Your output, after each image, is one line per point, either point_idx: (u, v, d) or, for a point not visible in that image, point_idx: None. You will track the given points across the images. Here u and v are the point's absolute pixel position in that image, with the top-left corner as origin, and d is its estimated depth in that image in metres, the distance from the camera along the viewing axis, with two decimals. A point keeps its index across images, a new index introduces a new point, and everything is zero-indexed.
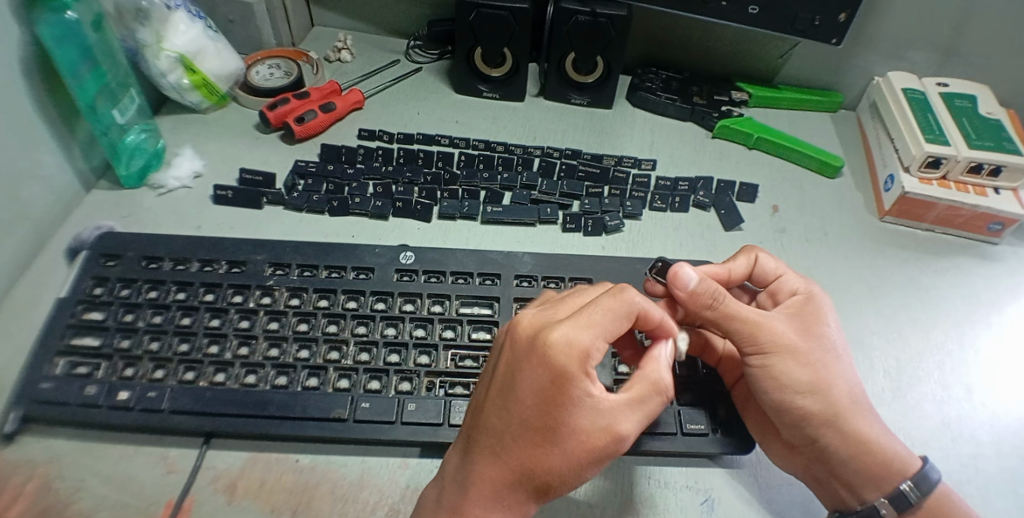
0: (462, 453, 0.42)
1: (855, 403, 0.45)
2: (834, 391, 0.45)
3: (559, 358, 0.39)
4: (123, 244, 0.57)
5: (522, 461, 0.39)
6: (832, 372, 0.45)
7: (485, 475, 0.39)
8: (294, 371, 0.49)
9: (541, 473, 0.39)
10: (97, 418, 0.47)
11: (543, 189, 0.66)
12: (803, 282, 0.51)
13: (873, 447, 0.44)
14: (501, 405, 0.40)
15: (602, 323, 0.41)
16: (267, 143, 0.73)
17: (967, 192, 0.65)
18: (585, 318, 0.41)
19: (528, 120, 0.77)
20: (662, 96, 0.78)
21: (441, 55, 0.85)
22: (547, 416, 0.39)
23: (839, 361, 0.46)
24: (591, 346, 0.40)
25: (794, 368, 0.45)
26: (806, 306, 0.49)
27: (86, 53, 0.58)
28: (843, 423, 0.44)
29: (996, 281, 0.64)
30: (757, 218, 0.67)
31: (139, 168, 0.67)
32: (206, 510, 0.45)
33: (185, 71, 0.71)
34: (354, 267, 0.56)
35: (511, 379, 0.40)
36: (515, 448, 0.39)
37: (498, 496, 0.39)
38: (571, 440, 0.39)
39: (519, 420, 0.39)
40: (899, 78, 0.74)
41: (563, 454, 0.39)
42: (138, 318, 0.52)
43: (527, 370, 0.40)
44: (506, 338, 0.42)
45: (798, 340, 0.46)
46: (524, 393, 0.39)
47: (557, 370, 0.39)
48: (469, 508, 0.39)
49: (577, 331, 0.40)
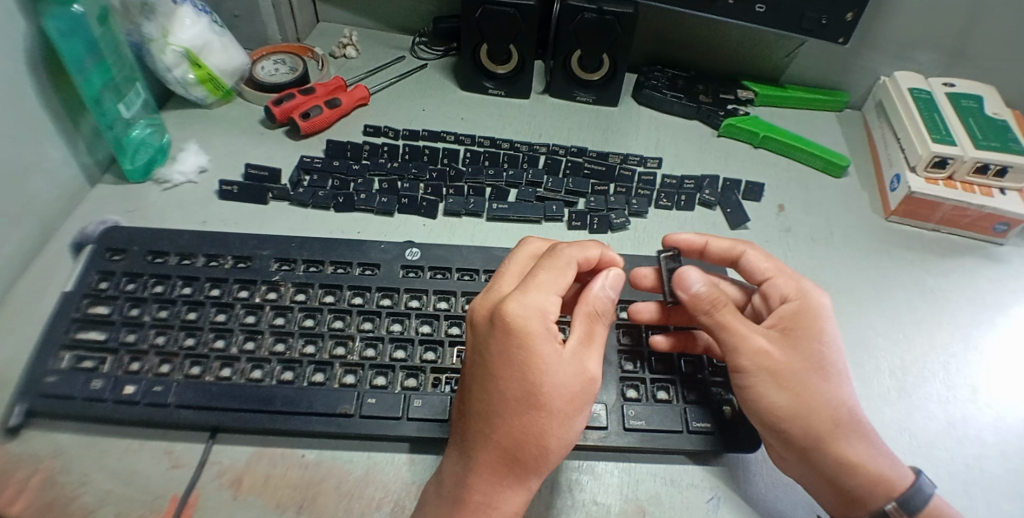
0: (457, 442, 0.41)
1: (840, 426, 0.43)
2: (816, 415, 0.43)
3: (522, 324, 0.39)
4: (128, 239, 0.57)
5: (514, 437, 0.39)
6: (816, 396, 0.44)
7: (481, 458, 0.39)
8: (300, 366, 0.49)
9: (533, 441, 0.39)
10: (103, 412, 0.48)
11: (549, 186, 0.66)
12: (795, 287, 0.50)
13: (855, 470, 0.43)
14: (481, 384, 0.40)
15: (549, 283, 0.42)
16: (273, 139, 0.72)
17: (973, 192, 0.65)
18: (534, 284, 0.42)
19: (533, 118, 0.77)
20: (667, 94, 0.78)
21: (447, 52, 0.85)
22: (527, 383, 0.39)
23: (823, 383, 0.45)
24: (547, 308, 0.41)
25: (771, 390, 0.44)
26: (797, 315, 0.48)
27: (92, 48, 0.57)
28: (823, 449, 0.43)
29: (1000, 282, 0.64)
30: (763, 218, 0.67)
31: (144, 162, 0.67)
32: (212, 505, 0.45)
33: (191, 66, 0.71)
34: (360, 262, 0.56)
35: (482, 355, 0.40)
36: (502, 423, 0.39)
37: (498, 477, 0.39)
38: (555, 401, 0.39)
39: (502, 396, 0.39)
40: (906, 78, 0.74)
41: (551, 418, 0.39)
42: (143, 312, 0.52)
43: (494, 343, 0.40)
44: (467, 321, 0.43)
45: (781, 361, 0.45)
46: (499, 366, 0.39)
47: (520, 335, 0.39)
48: (471, 495, 0.39)
49: (527, 296, 0.41)
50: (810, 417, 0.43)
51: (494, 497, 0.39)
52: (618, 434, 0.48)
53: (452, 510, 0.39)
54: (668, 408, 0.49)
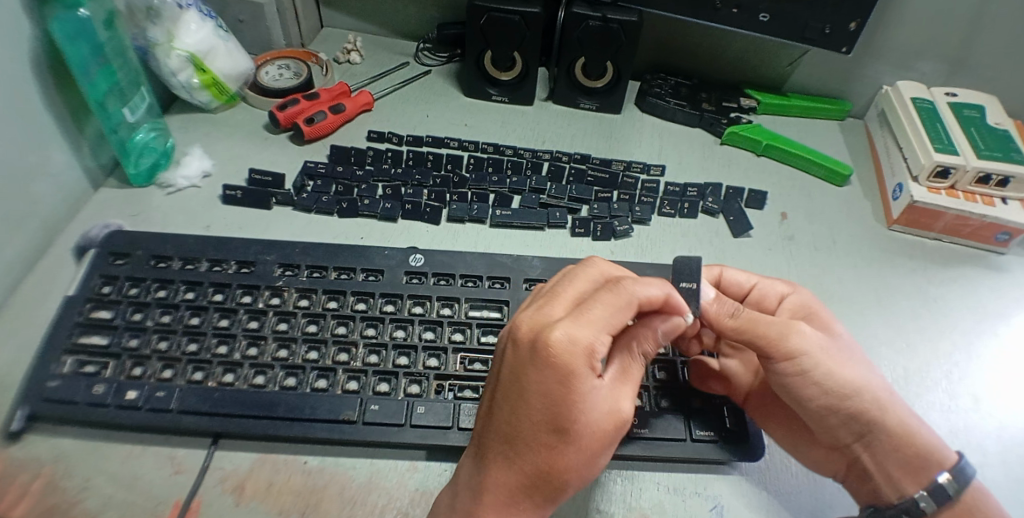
0: (477, 455, 0.41)
1: (889, 393, 0.44)
2: (869, 384, 0.43)
3: (564, 357, 0.38)
4: (131, 243, 0.57)
5: (539, 466, 0.39)
6: (862, 366, 0.45)
7: (500, 480, 0.39)
8: (303, 372, 0.49)
9: (557, 473, 0.39)
10: (105, 417, 0.47)
11: (552, 193, 0.66)
12: (784, 286, 0.52)
13: (913, 440, 0.42)
14: (512, 410, 0.39)
15: (601, 320, 0.40)
16: (276, 144, 0.73)
17: (975, 202, 0.66)
18: (585, 316, 0.40)
19: (537, 124, 0.77)
20: (670, 102, 0.78)
21: (450, 58, 0.85)
22: (560, 417, 0.38)
23: (860, 356, 0.46)
24: (592, 343, 0.39)
25: (830, 369, 0.43)
26: (805, 306, 0.50)
27: (97, 52, 0.58)
28: (885, 421, 0.43)
29: (1003, 292, 0.64)
30: (766, 226, 0.67)
31: (148, 166, 0.67)
32: (214, 511, 0.45)
33: (196, 71, 0.71)
34: (364, 268, 0.56)
35: (517, 381, 0.39)
36: (529, 451, 0.39)
37: (514, 500, 0.39)
38: (585, 438, 0.39)
39: (533, 425, 0.39)
40: (909, 87, 0.75)
41: (577, 452, 0.39)
42: (146, 317, 0.52)
43: (531, 370, 0.39)
44: (508, 340, 0.41)
45: (825, 339, 0.45)
46: (533, 395, 0.38)
47: (563, 370, 0.38)
48: (485, 511, 0.39)
49: (578, 330, 0.39)
50: (870, 387, 0.43)
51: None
52: (622, 442, 0.48)
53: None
54: (676, 419, 0.48)
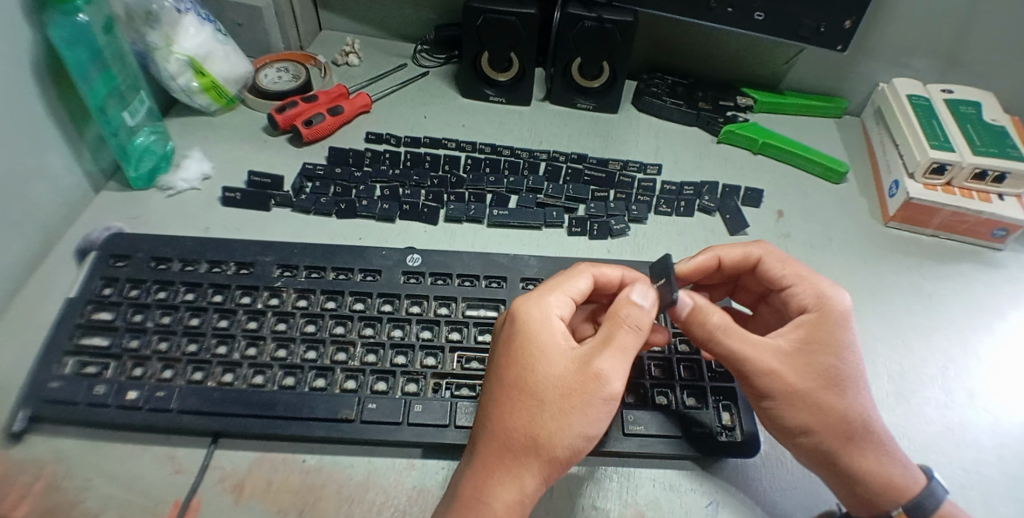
0: (470, 441, 0.43)
1: (858, 436, 0.44)
2: (835, 428, 0.44)
3: (525, 313, 0.43)
4: (132, 246, 0.58)
5: (507, 425, 0.40)
6: (840, 409, 0.44)
7: (480, 448, 0.41)
8: (301, 372, 0.50)
9: (526, 434, 0.40)
10: (107, 418, 0.48)
11: (549, 192, 0.66)
12: (812, 300, 0.47)
13: (869, 478, 0.44)
14: (489, 377, 0.43)
15: (559, 286, 0.46)
16: (275, 146, 0.73)
17: (971, 198, 0.66)
18: (550, 286, 0.46)
19: (534, 124, 0.77)
20: (667, 101, 0.79)
21: (447, 59, 0.86)
22: (522, 370, 0.41)
23: (844, 394, 0.44)
24: (551, 303, 0.44)
25: (795, 413, 0.44)
26: (817, 330, 0.46)
27: (97, 58, 0.58)
28: (843, 458, 0.44)
29: (999, 289, 0.64)
30: (762, 224, 0.68)
31: (148, 169, 0.68)
32: (213, 510, 0.45)
33: (195, 74, 0.72)
34: (361, 268, 0.56)
35: (496, 351, 0.44)
36: (502, 412, 0.40)
37: (492, 469, 0.39)
38: (551, 392, 0.40)
39: (502, 384, 0.41)
40: (904, 84, 0.75)
41: (542, 408, 0.40)
42: (146, 318, 0.52)
43: (504, 334, 0.44)
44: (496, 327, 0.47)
45: (804, 382, 0.44)
46: (504, 355, 0.43)
47: (522, 324, 0.43)
48: (468, 486, 0.40)
49: (537, 293, 0.45)
50: (835, 428, 0.44)
51: (485, 490, 0.39)
52: (618, 439, 0.48)
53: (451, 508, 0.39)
54: (669, 414, 0.49)
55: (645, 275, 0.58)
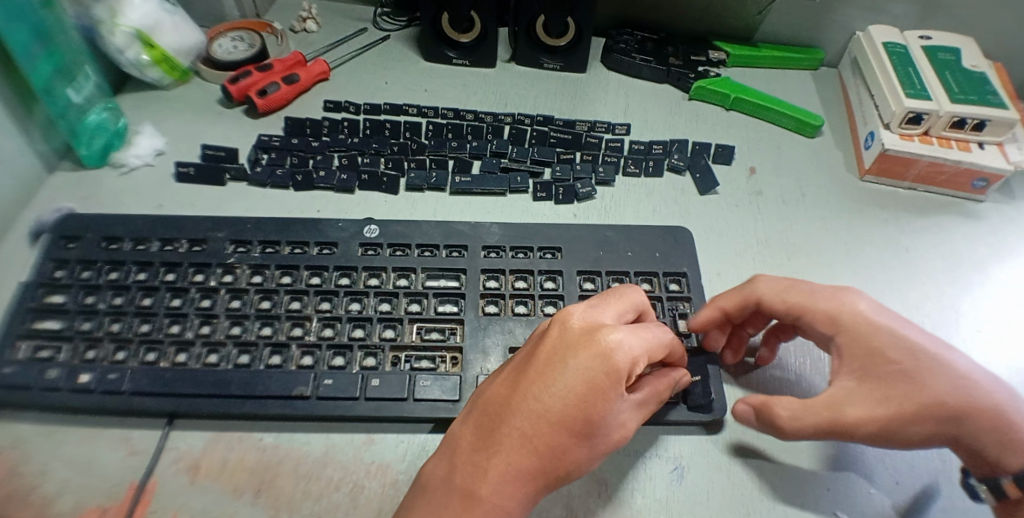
0: (479, 432, 0.39)
1: (967, 419, 0.41)
2: (938, 423, 0.41)
3: (616, 358, 0.39)
4: (81, 225, 0.55)
5: (548, 453, 0.38)
6: (935, 403, 0.41)
7: (503, 460, 0.37)
8: (256, 349, 0.48)
9: (562, 467, 0.38)
10: (60, 402, 0.46)
11: (514, 156, 0.64)
12: (825, 319, 0.46)
13: (990, 449, 0.41)
14: (540, 393, 0.38)
15: (649, 339, 0.41)
16: (230, 118, 0.70)
17: (950, 147, 0.64)
18: (638, 329, 0.41)
19: (499, 87, 0.74)
20: (637, 58, 0.75)
21: (409, 21, 0.82)
22: (588, 413, 0.38)
23: (920, 391, 0.42)
24: (641, 356, 0.40)
25: (899, 430, 0.42)
26: (852, 345, 0.44)
27: (37, 33, 0.55)
28: (961, 440, 0.42)
29: (977, 241, 0.63)
30: (734, 182, 0.66)
31: (100, 147, 0.64)
32: (170, 492, 0.44)
33: (143, 47, 0.68)
34: (318, 242, 0.55)
35: (559, 367, 0.38)
36: (546, 442, 0.37)
37: (513, 484, 0.37)
38: (601, 442, 0.39)
39: (559, 414, 0.37)
40: (881, 31, 0.72)
41: (587, 453, 0.39)
42: (98, 300, 0.51)
43: (578, 356, 0.38)
44: (548, 329, 0.41)
45: (886, 408, 0.41)
46: (573, 381, 0.38)
47: (608, 371, 0.38)
48: (483, 486, 0.37)
49: (627, 338, 0.40)
50: (934, 427, 0.41)
51: (500, 500, 0.37)
52: None
53: (459, 503, 0.36)
54: None
55: (611, 239, 0.56)
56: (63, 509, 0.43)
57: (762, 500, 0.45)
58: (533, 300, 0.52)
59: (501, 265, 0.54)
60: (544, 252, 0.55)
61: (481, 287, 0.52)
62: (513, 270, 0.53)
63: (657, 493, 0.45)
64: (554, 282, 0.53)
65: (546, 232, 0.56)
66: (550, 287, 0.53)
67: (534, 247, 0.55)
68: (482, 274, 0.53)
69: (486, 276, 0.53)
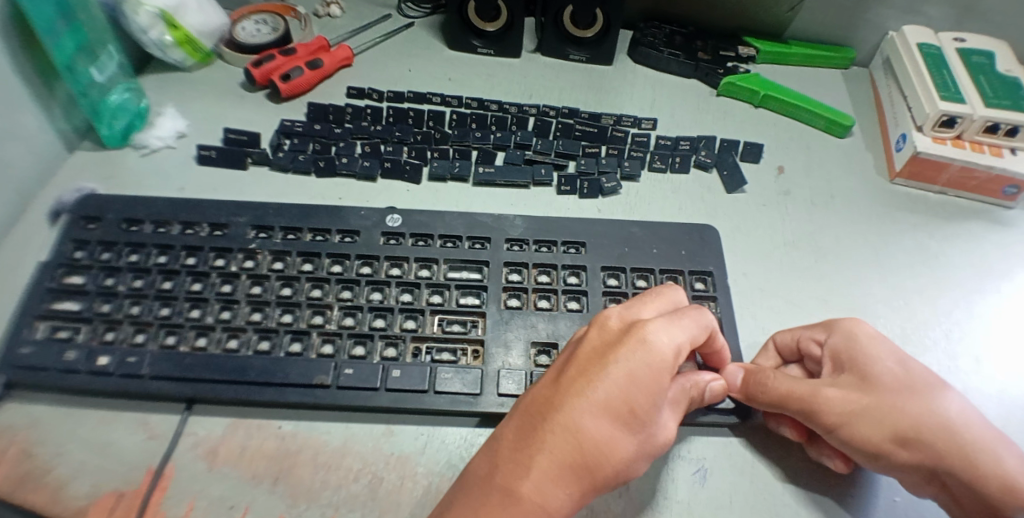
0: (520, 430, 0.38)
1: (957, 436, 0.40)
2: (921, 430, 0.40)
3: (657, 351, 0.38)
4: (102, 206, 0.55)
5: (594, 446, 0.36)
6: (919, 410, 0.41)
7: (544, 456, 0.36)
8: (276, 336, 0.48)
9: (607, 460, 0.37)
10: (78, 384, 0.46)
11: (538, 148, 0.63)
12: (820, 328, 0.47)
13: (976, 479, 0.39)
14: (582, 388, 0.37)
15: (689, 330, 0.40)
16: (253, 102, 0.70)
17: (982, 152, 0.62)
18: (677, 320, 0.40)
19: (524, 77, 0.73)
20: (664, 52, 0.74)
21: (434, 9, 0.81)
22: (631, 405, 0.37)
23: (908, 402, 0.41)
24: (682, 347, 0.39)
25: (867, 431, 0.41)
26: (844, 351, 0.45)
27: (62, 10, 0.55)
28: (945, 466, 0.40)
29: (1008, 247, 0.61)
30: (761, 181, 0.65)
31: (122, 127, 0.63)
32: (187, 476, 0.44)
33: (167, 27, 0.67)
34: (340, 229, 0.54)
35: (601, 362, 0.38)
36: (590, 434, 0.36)
37: (557, 480, 0.36)
38: (643, 436, 0.38)
39: (602, 406, 0.37)
40: (915, 32, 0.70)
41: (631, 446, 0.37)
42: (118, 282, 0.50)
43: (619, 351, 0.38)
44: (589, 327, 0.41)
45: (860, 399, 0.42)
46: (615, 375, 0.37)
47: (649, 363, 0.37)
48: (525, 483, 0.36)
49: (667, 330, 0.39)
50: (915, 436, 0.40)
51: (546, 496, 0.36)
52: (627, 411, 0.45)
53: (499, 501, 0.35)
54: None
55: (636, 235, 0.55)
56: (78, 492, 0.43)
57: (785, 505, 0.44)
58: (556, 295, 0.51)
59: (525, 258, 0.53)
60: (568, 247, 0.54)
61: (504, 280, 0.52)
62: (536, 264, 0.53)
63: (678, 494, 0.44)
64: (577, 278, 0.52)
65: (570, 227, 0.55)
66: (574, 283, 0.52)
67: (557, 242, 0.55)
68: (505, 267, 0.52)
69: (508, 269, 0.52)
